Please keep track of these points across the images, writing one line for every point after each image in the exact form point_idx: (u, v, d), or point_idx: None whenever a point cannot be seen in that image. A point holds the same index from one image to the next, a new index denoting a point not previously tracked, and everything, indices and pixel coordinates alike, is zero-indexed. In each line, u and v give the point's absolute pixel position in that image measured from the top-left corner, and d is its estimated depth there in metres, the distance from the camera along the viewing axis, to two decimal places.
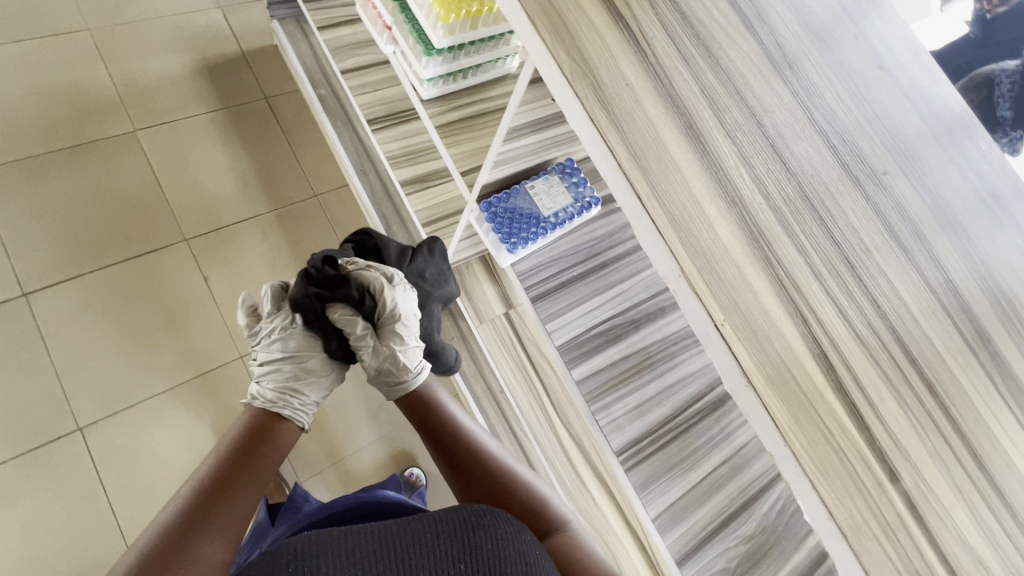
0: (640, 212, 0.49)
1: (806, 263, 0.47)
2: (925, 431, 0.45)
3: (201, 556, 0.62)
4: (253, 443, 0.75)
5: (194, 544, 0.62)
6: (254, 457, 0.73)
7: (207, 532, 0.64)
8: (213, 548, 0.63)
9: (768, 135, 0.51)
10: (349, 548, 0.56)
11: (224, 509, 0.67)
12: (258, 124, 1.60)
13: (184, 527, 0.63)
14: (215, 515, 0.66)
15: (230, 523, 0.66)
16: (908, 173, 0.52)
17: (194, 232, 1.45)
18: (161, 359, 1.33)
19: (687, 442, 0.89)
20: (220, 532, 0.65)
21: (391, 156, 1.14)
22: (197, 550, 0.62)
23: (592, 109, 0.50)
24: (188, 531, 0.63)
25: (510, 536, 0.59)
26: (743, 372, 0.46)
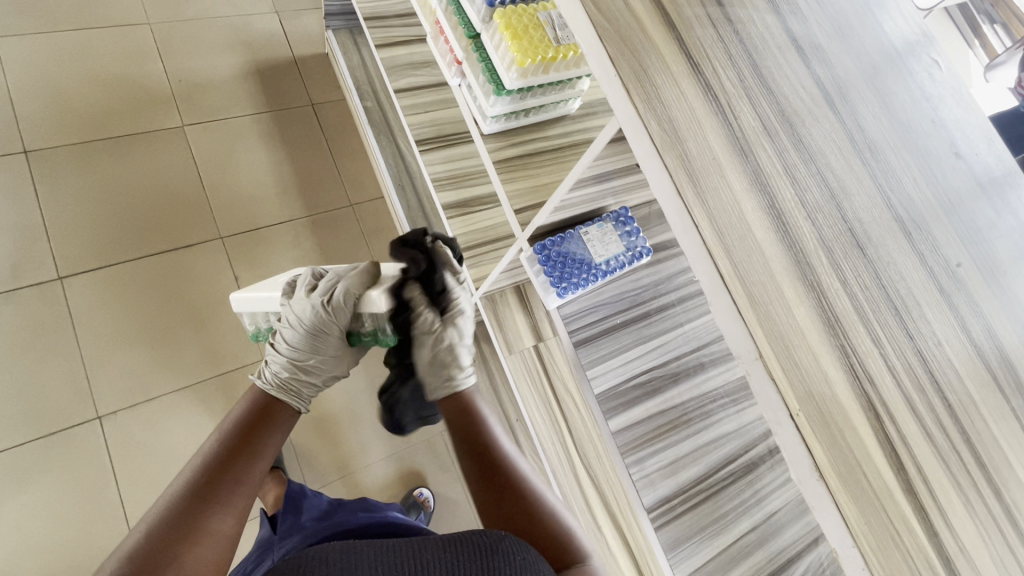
0: (720, 288, 0.49)
1: (879, 355, 0.47)
2: (992, 540, 0.44)
3: (210, 531, 0.58)
4: (263, 424, 0.71)
5: (203, 522, 0.58)
6: (264, 437, 0.70)
7: (215, 509, 0.60)
8: (223, 520, 0.60)
9: (847, 218, 0.50)
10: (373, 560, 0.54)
11: (231, 482, 0.63)
12: (302, 128, 1.62)
13: (188, 503, 0.59)
14: (220, 491, 0.61)
15: (237, 497, 0.62)
16: (980, 266, 0.51)
17: (229, 231, 1.47)
18: (185, 355, 1.34)
19: (716, 504, 0.87)
20: (229, 508, 0.61)
21: (437, 179, 1.15)
22: (207, 527, 0.58)
23: (679, 180, 0.50)
24: (193, 505, 0.59)
25: (528, 565, 0.55)
26: (816, 464, 0.45)
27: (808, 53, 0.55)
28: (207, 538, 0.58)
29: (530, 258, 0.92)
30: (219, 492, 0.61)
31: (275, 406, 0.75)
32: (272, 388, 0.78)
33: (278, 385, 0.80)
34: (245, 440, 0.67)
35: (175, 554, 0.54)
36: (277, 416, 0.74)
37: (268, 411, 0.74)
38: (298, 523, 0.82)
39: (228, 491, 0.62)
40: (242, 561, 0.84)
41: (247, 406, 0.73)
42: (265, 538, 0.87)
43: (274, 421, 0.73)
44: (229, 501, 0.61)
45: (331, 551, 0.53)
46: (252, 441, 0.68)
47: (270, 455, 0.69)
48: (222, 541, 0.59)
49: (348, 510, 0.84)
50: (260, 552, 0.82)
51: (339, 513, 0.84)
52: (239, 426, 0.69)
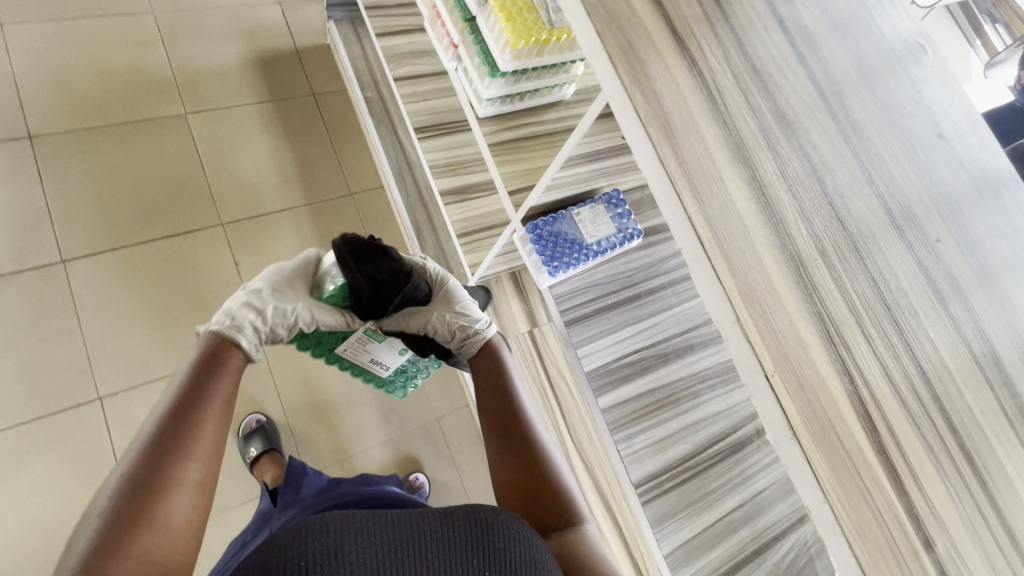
0: (700, 256, 0.50)
1: (855, 322, 0.48)
2: (961, 501, 0.45)
3: (177, 479, 0.52)
4: (213, 366, 0.62)
5: (169, 471, 0.52)
6: (217, 377, 0.61)
7: (179, 457, 0.53)
8: (190, 466, 0.53)
9: (829, 193, 0.52)
10: (371, 530, 0.53)
11: (193, 428, 0.56)
12: (303, 118, 1.64)
13: (148, 460, 0.52)
14: (181, 439, 0.54)
15: (205, 442, 0.56)
16: (959, 241, 0.52)
17: (230, 217, 1.48)
18: (185, 338, 1.35)
19: (702, 482, 0.89)
20: (196, 452, 0.54)
21: (435, 165, 1.16)
22: (173, 476, 0.52)
23: (662, 151, 0.51)
24: (153, 461, 0.52)
25: (523, 539, 0.56)
26: (789, 424, 0.46)
27: (795, 34, 0.57)
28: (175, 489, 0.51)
29: (523, 239, 0.92)
30: (175, 443, 0.54)
31: (224, 347, 0.66)
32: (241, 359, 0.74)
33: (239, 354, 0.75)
34: (193, 386, 0.59)
35: (144, 508, 0.49)
36: (229, 356, 0.65)
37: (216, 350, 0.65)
38: (297, 496, 0.83)
39: (188, 440, 0.55)
40: (242, 534, 0.85)
41: (194, 354, 0.64)
42: (264, 513, 0.87)
43: (227, 361, 0.64)
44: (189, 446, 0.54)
45: (332, 519, 0.52)
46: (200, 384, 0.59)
47: (230, 392, 0.61)
48: (198, 488, 0.53)
49: (346, 486, 0.85)
50: (261, 524, 0.83)
51: (337, 488, 0.84)
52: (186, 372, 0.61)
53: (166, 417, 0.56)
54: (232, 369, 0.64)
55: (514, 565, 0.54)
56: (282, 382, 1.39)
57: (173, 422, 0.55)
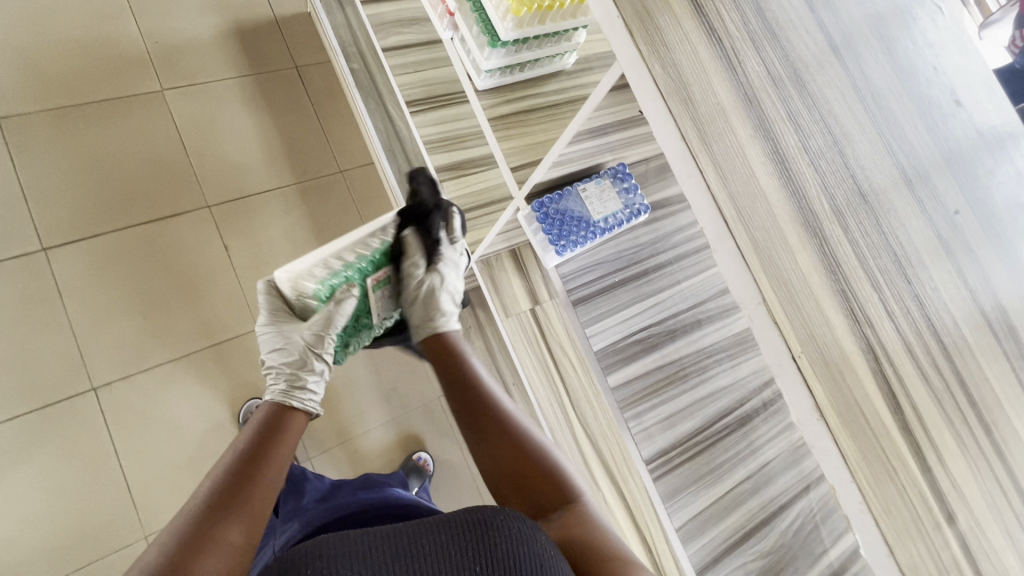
0: (724, 235, 0.49)
1: (879, 300, 0.47)
2: (981, 474, 0.45)
3: (221, 540, 0.57)
4: (268, 437, 0.69)
5: (217, 531, 0.58)
6: (272, 450, 0.68)
7: (228, 519, 0.59)
8: (233, 530, 0.59)
9: (850, 166, 0.50)
10: (363, 550, 0.55)
11: (246, 494, 0.62)
12: (287, 93, 1.57)
13: (203, 514, 0.59)
14: (233, 502, 0.60)
15: (253, 511, 0.61)
16: (977, 212, 0.51)
17: (216, 199, 1.44)
18: (180, 325, 1.33)
19: (710, 457, 0.90)
20: (242, 519, 0.60)
21: (429, 141, 1.12)
22: (218, 537, 0.57)
23: (683, 125, 0.51)
24: (207, 516, 0.58)
25: (526, 536, 0.57)
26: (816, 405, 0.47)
27: None
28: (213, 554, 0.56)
29: (527, 217, 0.91)
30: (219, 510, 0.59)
31: (280, 418, 0.73)
32: (285, 399, 0.76)
33: (282, 391, 0.78)
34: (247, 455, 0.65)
35: (188, 562, 0.54)
36: (286, 430, 0.72)
37: (279, 419, 0.73)
38: (300, 505, 0.81)
39: (236, 505, 0.60)
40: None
41: (258, 419, 0.72)
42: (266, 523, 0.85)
43: (284, 435, 0.71)
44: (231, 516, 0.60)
45: (323, 547, 0.54)
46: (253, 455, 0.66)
47: (281, 467, 0.67)
48: (233, 555, 0.57)
49: (348, 491, 0.83)
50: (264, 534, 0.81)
51: (340, 494, 0.83)
52: (252, 436, 0.68)
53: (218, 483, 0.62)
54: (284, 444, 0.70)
55: (516, 564, 0.55)
56: None
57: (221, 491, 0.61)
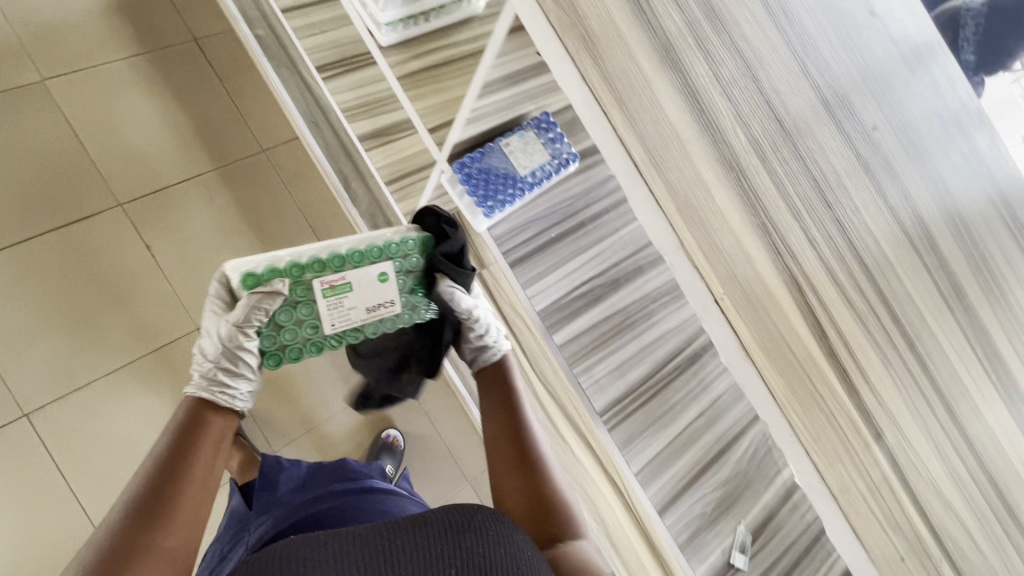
0: None
1: (801, 230, 0.46)
2: (906, 388, 0.47)
3: (156, 547, 0.60)
4: (188, 439, 0.68)
5: (150, 540, 0.60)
6: (195, 450, 0.67)
7: (159, 528, 0.61)
8: (168, 537, 0.61)
9: (764, 91, 0.47)
10: (337, 553, 0.54)
11: (174, 501, 0.63)
12: (190, 69, 1.43)
13: (130, 525, 0.60)
14: (163, 510, 0.62)
15: (186, 513, 0.63)
16: (896, 128, 0.50)
17: (128, 196, 1.32)
18: (112, 336, 1.24)
19: (664, 399, 0.88)
20: (177, 523, 0.62)
21: (347, 108, 1.05)
22: (153, 546, 0.59)
23: (581, 63, 0.48)
24: (134, 527, 0.60)
25: (504, 538, 0.58)
26: (742, 345, 0.49)
27: None
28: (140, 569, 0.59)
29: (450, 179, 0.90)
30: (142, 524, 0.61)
31: (201, 418, 0.71)
32: (204, 397, 0.72)
33: (202, 386, 0.73)
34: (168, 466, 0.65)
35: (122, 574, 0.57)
36: (210, 426, 0.71)
37: (199, 418, 0.71)
38: (274, 497, 0.80)
39: (165, 515, 0.61)
40: (216, 541, 0.81)
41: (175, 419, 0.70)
42: (237, 512, 0.84)
43: (207, 432, 0.70)
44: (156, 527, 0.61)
45: (295, 550, 0.53)
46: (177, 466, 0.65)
47: (209, 464, 0.67)
48: (171, 558, 0.60)
49: (324, 483, 0.82)
50: (236, 530, 0.80)
51: (316, 485, 0.82)
52: (171, 439, 0.67)
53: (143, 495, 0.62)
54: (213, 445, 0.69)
55: (495, 566, 0.55)
56: None
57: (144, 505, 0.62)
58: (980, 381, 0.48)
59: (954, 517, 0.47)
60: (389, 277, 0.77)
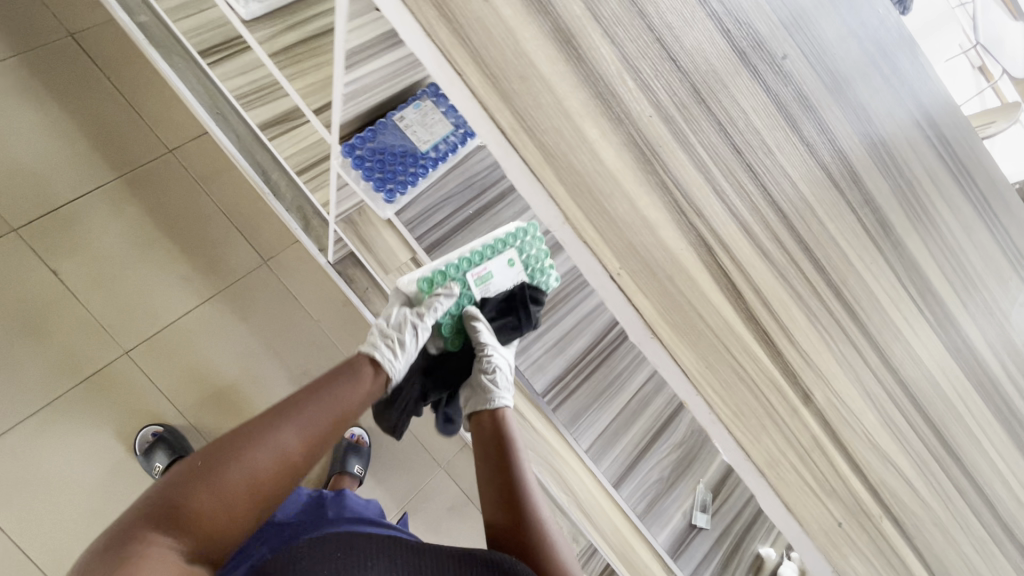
0: (509, 151, 0.39)
1: (706, 181, 0.41)
2: (833, 340, 0.43)
3: (271, 442, 0.60)
4: (343, 369, 0.72)
5: (272, 434, 0.61)
6: (342, 378, 0.70)
7: (285, 425, 0.62)
8: (287, 440, 0.61)
9: (651, 24, 0.40)
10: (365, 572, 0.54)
11: (304, 408, 0.65)
12: (70, 68, 1.28)
13: (268, 415, 0.63)
14: (295, 408, 0.64)
15: (277, 453, 0.60)
16: (809, 54, 0.43)
17: (24, 219, 1.20)
18: (30, 373, 1.15)
19: (609, 369, 0.84)
20: (295, 430, 0.63)
21: (240, 94, 0.94)
22: (272, 437, 0.61)
23: (426, 17, 0.36)
24: (271, 416, 0.63)
25: None
26: (649, 324, 0.41)
27: None
28: (191, 532, 0.52)
29: (343, 167, 0.81)
30: (227, 462, 0.57)
31: (355, 361, 0.74)
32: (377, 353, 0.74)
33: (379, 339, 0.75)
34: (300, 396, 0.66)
35: (239, 445, 0.59)
36: (354, 371, 0.72)
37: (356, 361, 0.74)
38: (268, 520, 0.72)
39: (296, 414, 0.64)
40: None
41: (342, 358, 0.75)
42: None
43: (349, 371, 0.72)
44: (227, 484, 0.56)
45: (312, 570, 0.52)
46: (306, 402, 0.66)
47: (347, 392, 0.69)
48: (279, 464, 0.60)
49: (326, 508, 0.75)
50: None
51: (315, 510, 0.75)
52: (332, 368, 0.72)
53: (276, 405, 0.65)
54: (358, 401, 0.70)
55: None
56: (166, 386, 1.23)
57: (257, 434, 0.60)
58: (911, 319, 0.45)
59: (893, 468, 0.45)
60: (514, 264, 0.78)
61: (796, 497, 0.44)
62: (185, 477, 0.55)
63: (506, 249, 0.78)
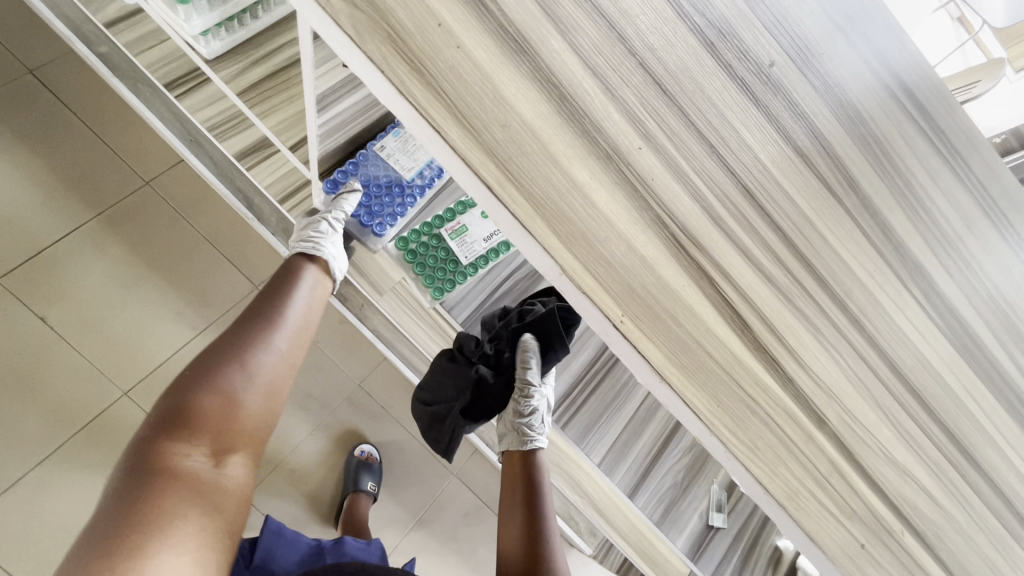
0: (496, 206, 0.39)
1: (703, 211, 0.40)
2: (843, 358, 0.43)
3: (259, 347, 0.63)
4: (292, 271, 0.76)
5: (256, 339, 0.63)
6: (294, 281, 0.74)
7: (265, 330, 0.65)
8: (274, 343, 0.65)
9: (633, 49, 0.37)
10: None
11: (276, 313, 0.68)
12: (32, 107, 1.24)
13: (243, 325, 0.65)
14: (266, 318, 0.67)
15: (269, 354, 0.64)
16: (800, 63, 0.40)
17: (5, 268, 1.17)
18: (30, 424, 1.13)
19: (615, 380, 0.84)
20: (277, 333, 0.66)
21: (210, 125, 0.92)
22: (257, 343, 0.63)
23: (398, 74, 0.36)
24: (247, 325, 0.65)
25: None
26: (655, 368, 0.42)
27: None
28: (205, 430, 0.54)
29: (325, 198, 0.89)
30: (229, 366, 0.59)
31: (298, 262, 0.77)
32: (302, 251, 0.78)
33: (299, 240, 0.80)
34: (271, 305, 0.68)
35: (230, 356, 0.60)
36: (304, 271, 0.77)
37: (299, 263, 0.78)
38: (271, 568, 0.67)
39: (271, 319, 0.67)
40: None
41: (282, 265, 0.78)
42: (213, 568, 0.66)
43: (300, 273, 0.76)
44: (235, 386, 0.58)
45: None
46: (276, 309, 0.68)
47: (304, 294, 0.74)
48: (274, 365, 0.63)
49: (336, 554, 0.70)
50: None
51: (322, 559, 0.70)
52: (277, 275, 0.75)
53: (248, 317, 0.67)
54: (318, 297, 0.76)
55: None
56: None
57: (244, 342, 0.62)
58: (922, 328, 0.44)
59: (910, 479, 0.45)
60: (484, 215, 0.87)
61: (816, 519, 0.45)
62: (185, 385, 0.56)
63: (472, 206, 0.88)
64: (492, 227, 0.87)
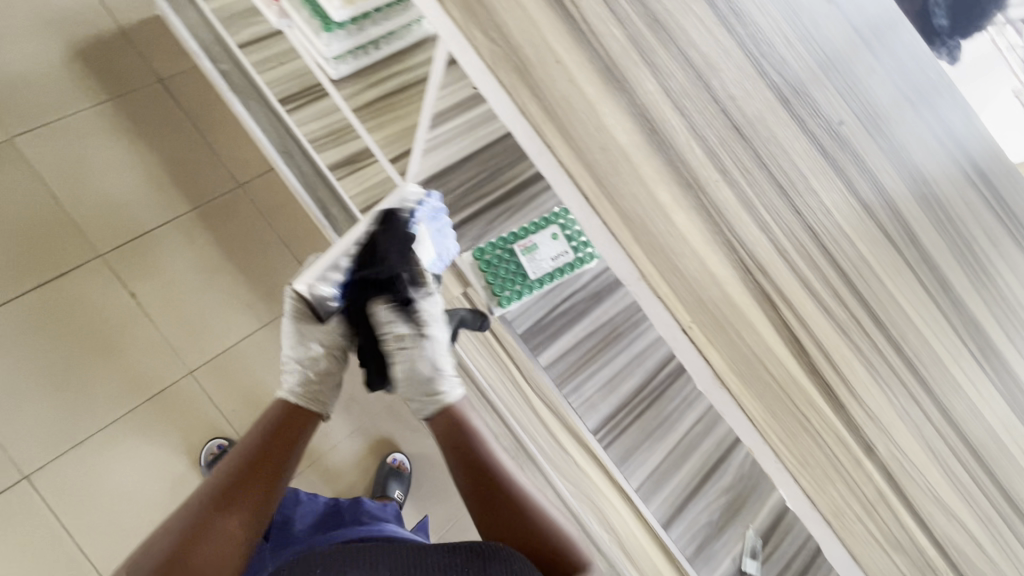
0: (589, 211, 0.46)
1: (770, 242, 0.44)
2: (896, 396, 0.45)
3: (221, 528, 0.65)
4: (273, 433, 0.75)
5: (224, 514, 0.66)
6: (285, 432, 0.76)
7: (234, 507, 0.67)
8: (236, 517, 0.67)
9: (718, 97, 0.43)
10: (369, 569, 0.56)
11: (254, 476, 0.70)
12: (156, 110, 1.42)
13: (221, 491, 0.68)
14: (241, 485, 0.69)
15: (237, 528, 0.66)
16: (868, 123, 0.45)
17: (108, 245, 1.31)
18: (103, 389, 1.24)
19: (660, 409, 0.85)
20: (243, 504, 0.68)
21: (313, 138, 1.04)
22: (219, 521, 0.66)
23: (521, 97, 0.45)
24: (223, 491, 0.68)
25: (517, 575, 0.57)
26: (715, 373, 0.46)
27: None
28: None
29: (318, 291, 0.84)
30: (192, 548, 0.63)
31: (288, 419, 0.77)
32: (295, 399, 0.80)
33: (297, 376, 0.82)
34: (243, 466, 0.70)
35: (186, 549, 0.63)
36: (287, 430, 0.76)
37: (287, 419, 0.77)
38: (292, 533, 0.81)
39: (241, 489, 0.68)
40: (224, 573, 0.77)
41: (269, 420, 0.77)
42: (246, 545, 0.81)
43: (283, 433, 0.75)
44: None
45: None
46: (248, 477, 0.70)
47: (295, 443, 0.76)
48: (237, 535, 0.66)
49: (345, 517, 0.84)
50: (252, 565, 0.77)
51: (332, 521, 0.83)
52: (261, 431, 0.75)
53: (229, 481, 0.69)
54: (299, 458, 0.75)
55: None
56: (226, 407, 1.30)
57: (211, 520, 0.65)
58: (978, 379, 0.45)
59: (958, 526, 0.46)
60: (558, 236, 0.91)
61: (861, 547, 0.47)
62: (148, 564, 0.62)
63: (548, 225, 0.92)
64: (562, 247, 0.89)
